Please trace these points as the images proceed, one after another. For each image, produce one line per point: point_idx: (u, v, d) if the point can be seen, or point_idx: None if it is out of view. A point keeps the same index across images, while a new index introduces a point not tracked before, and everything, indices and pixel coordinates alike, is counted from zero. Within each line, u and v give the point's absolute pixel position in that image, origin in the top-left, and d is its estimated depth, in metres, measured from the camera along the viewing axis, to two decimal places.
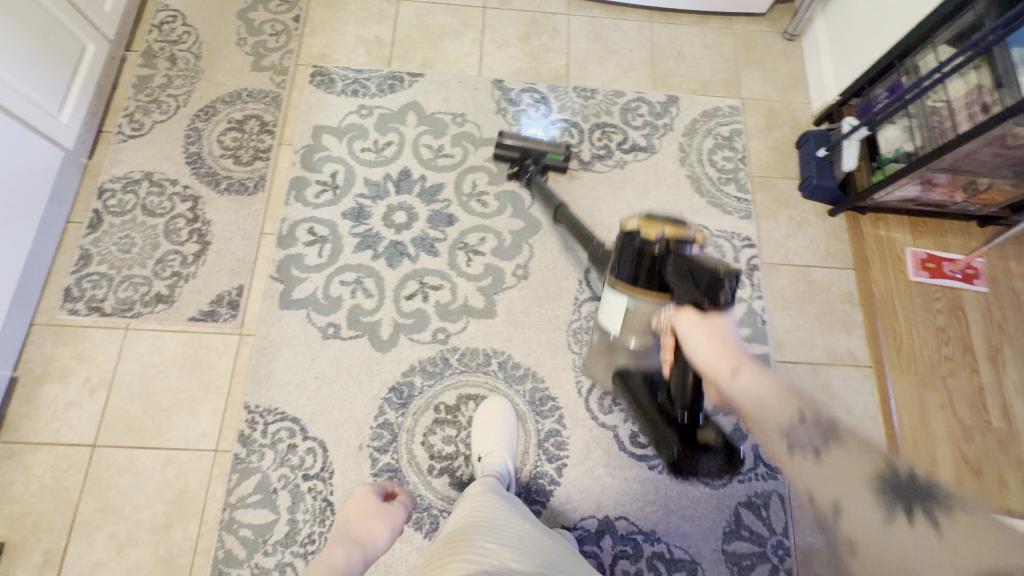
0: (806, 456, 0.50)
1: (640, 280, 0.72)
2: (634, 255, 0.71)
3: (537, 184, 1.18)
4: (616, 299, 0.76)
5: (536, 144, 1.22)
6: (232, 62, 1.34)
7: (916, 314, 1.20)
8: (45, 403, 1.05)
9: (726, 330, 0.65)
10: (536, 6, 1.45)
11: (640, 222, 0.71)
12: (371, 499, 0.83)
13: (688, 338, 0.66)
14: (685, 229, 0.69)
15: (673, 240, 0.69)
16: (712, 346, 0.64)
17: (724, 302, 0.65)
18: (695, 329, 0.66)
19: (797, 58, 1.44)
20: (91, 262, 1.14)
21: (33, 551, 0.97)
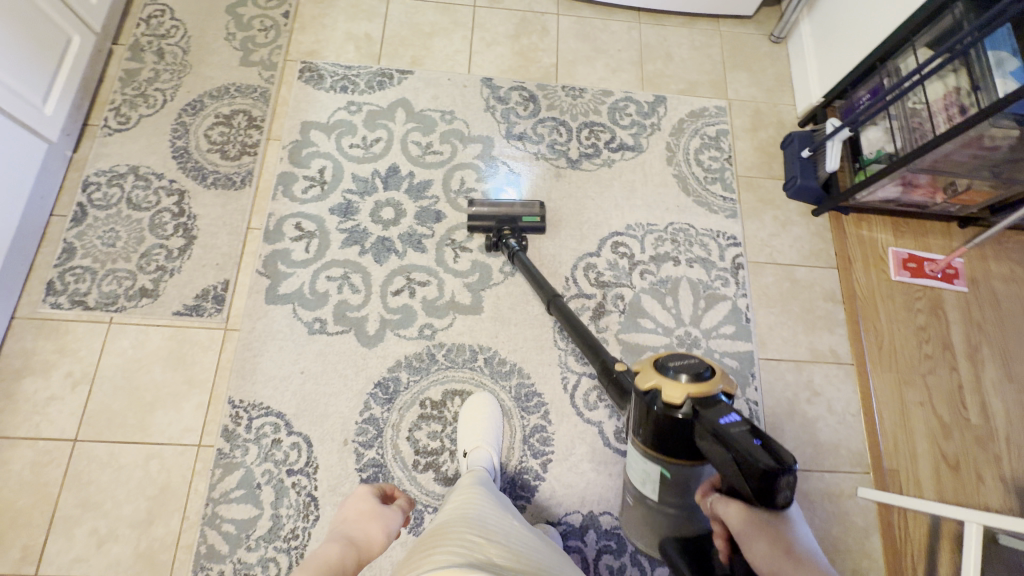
0: None
1: (673, 447, 0.68)
2: (657, 417, 0.67)
3: (520, 260, 1.11)
4: (652, 462, 0.73)
5: (508, 209, 1.14)
6: (221, 57, 1.33)
7: (897, 313, 1.22)
8: (26, 397, 1.04)
9: (794, 538, 0.59)
10: (526, 6, 1.46)
11: (659, 380, 0.67)
12: (371, 501, 0.80)
13: (751, 547, 0.59)
14: (710, 385, 0.65)
15: (698, 403, 0.64)
16: (779, 561, 0.57)
17: (780, 498, 0.58)
18: (755, 532, 0.59)
19: (782, 60, 1.46)
20: (74, 255, 1.13)
21: (11, 546, 0.96)
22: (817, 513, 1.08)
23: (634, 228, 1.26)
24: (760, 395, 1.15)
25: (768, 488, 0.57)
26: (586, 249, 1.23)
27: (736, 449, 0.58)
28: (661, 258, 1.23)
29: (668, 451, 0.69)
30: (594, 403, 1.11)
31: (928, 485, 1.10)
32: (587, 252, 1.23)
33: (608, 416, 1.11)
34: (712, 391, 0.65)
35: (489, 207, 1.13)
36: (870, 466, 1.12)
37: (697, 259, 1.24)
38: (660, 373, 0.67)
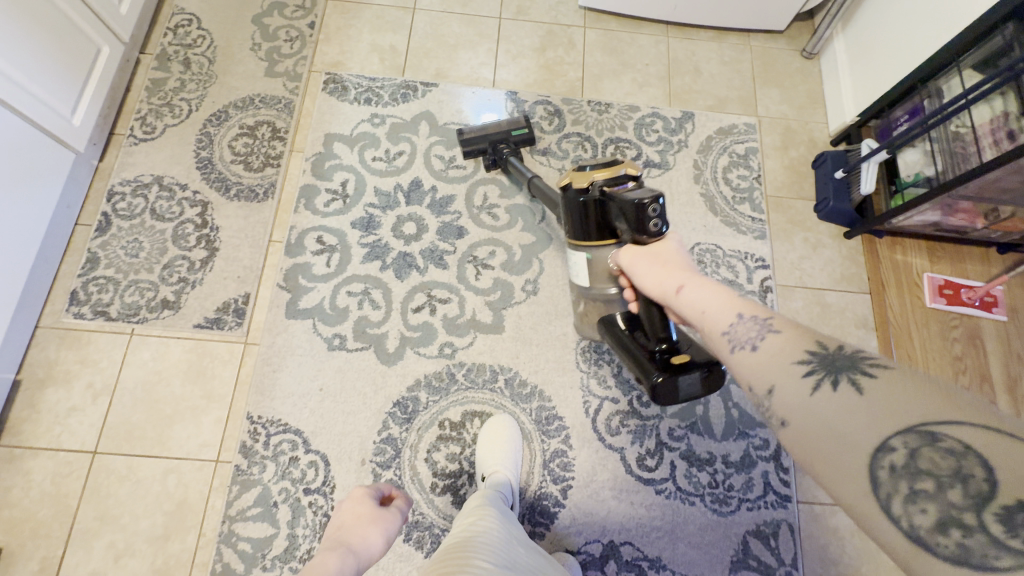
0: (744, 348, 0.53)
1: (588, 228, 0.81)
2: (576, 205, 0.80)
3: (514, 164, 1.15)
4: (579, 254, 0.86)
5: (497, 129, 1.19)
6: (246, 67, 1.33)
7: (932, 341, 1.18)
8: (48, 408, 1.04)
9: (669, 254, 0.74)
10: (552, 18, 1.44)
11: (574, 175, 0.79)
12: (368, 503, 0.78)
13: (638, 272, 0.75)
14: (614, 169, 0.78)
15: (605, 182, 0.77)
16: (659, 271, 0.72)
17: (655, 228, 0.72)
18: (641, 259, 0.75)
19: (815, 77, 1.42)
20: (98, 266, 1.13)
21: (31, 557, 0.96)
22: (846, 550, 1.04)
23: None
24: None
25: (643, 220, 0.71)
26: None
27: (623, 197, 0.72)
28: None
29: (587, 236, 0.82)
30: (617, 428, 1.09)
31: None
32: None
33: (630, 442, 1.08)
34: (616, 173, 0.78)
35: (478, 129, 1.18)
36: None
37: (724, 281, 1.21)
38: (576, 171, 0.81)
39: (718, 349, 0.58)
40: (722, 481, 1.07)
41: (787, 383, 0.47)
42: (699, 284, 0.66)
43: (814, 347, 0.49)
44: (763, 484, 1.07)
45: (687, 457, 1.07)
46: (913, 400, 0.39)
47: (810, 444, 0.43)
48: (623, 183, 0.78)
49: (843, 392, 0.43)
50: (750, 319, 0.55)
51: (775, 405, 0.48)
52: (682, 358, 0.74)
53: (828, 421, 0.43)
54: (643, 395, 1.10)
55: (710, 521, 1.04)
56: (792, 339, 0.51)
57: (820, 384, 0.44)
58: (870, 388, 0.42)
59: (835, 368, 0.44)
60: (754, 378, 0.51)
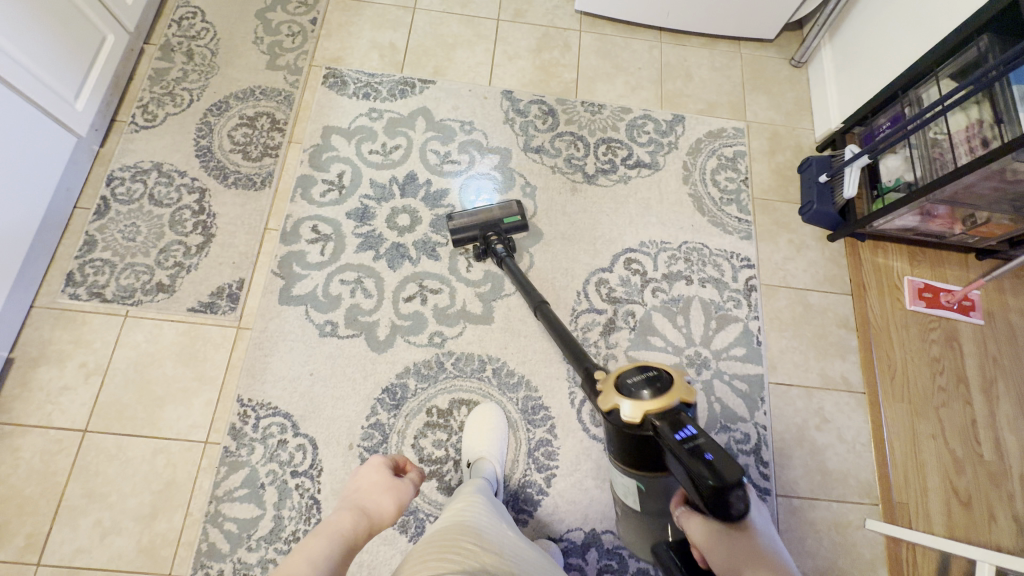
0: None
1: (640, 461, 0.73)
2: (622, 432, 0.71)
3: (509, 265, 1.10)
4: (628, 479, 0.79)
5: (487, 215, 1.13)
6: (248, 60, 1.36)
7: (911, 343, 1.21)
8: (40, 386, 1.06)
9: (757, 547, 0.62)
10: (549, 21, 1.47)
11: (620, 399, 0.70)
12: (384, 472, 0.76)
13: (712, 556, 0.63)
14: (667, 400, 0.68)
15: (656, 416, 0.68)
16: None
17: (735, 510, 0.60)
18: (715, 544, 0.63)
19: (803, 85, 1.46)
20: (95, 248, 1.15)
21: (17, 534, 0.97)
22: (823, 543, 1.07)
23: (648, 246, 1.26)
24: (769, 421, 1.14)
25: (722, 503, 0.60)
26: (599, 264, 1.23)
27: (691, 468, 0.61)
28: (673, 277, 1.23)
29: (637, 467, 0.74)
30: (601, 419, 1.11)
31: (938, 520, 1.08)
32: (600, 267, 1.23)
33: None
34: (671, 404, 0.68)
35: (468, 215, 1.12)
36: (879, 497, 1.10)
37: (709, 279, 1.24)
38: (626, 399, 0.70)
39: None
40: None
41: None
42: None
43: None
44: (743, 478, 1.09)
45: None
46: None
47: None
48: (682, 421, 0.67)
49: None
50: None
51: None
52: None
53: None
54: None
55: None
56: None
57: None
58: None
59: None
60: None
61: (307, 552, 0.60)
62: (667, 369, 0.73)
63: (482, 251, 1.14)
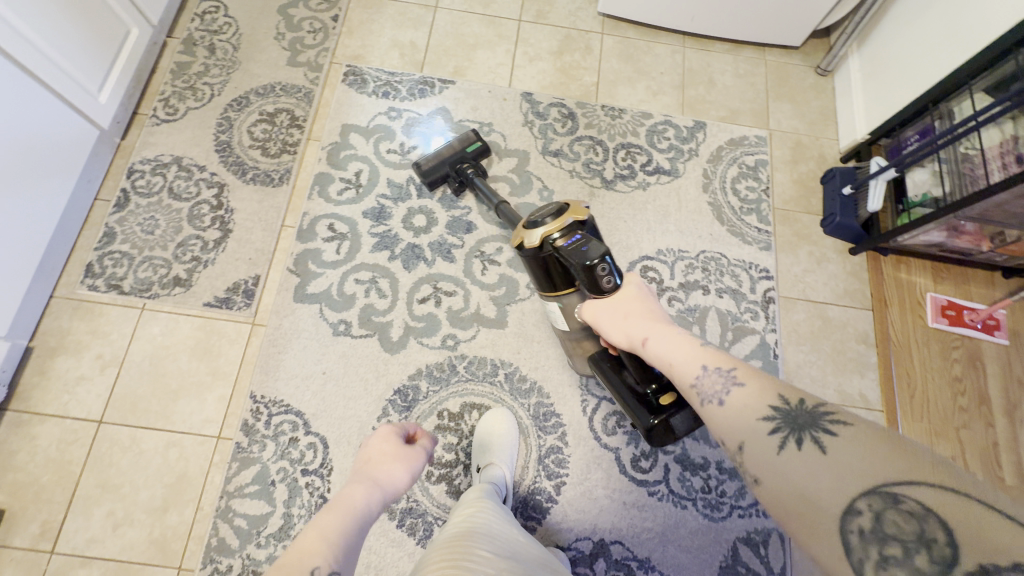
0: (713, 402, 0.56)
1: (553, 281, 0.82)
2: (531, 262, 0.81)
3: (477, 183, 1.13)
4: (551, 302, 0.88)
5: (451, 151, 1.18)
6: (269, 56, 1.36)
7: (932, 361, 1.18)
8: (57, 375, 1.07)
9: (634, 306, 0.74)
10: (571, 23, 1.46)
11: (525, 232, 0.79)
12: (394, 439, 0.75)
13: (602, 323, 0.76)
14: (562, 219, 0.78)
15: (555, 235, 0.77)
16: (624, 324, 0.73)
17: (608, 283, 0.73)
18: (605, 314, 0.76)
19: (828, 94, 1.44)
20: (114, 240, 1.16)
21: (31, 520, 0.98)
22: None
23: (665, 254, 1.24)
24: None
25: (594, 278, 0.72)
26: None
27: (573, 260, 0.72)
28: (690, 286, 1.22)
29: (554, 291, 0.85)
30: (613, 428, 1.10)
31: None
32: None
33: (625, 443, 1.09)
34: (565, 224, 0.77)
35: (434, 156, 1.16)
36: None
37: (727, 290, 1.22)
38: (530, 229, 0.79)
39: (688, 399, 0.61)
40: (715, 486, 1.07)
41: (755, 441, 0.50)
42: (660, 330, 0.69)
43: (776, 401, 0.51)
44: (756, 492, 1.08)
45: (680, 461, 1.08)
46: (872, 456, 0.42)
47: (782, 502, 0.45)
48: (574, 231, 0.77)
49: (806, 450, 0.45)
50: (715, 371, 0.58)
51: (746, 461, 0.50)
52: (670, 398, 0.78)
53: (800, 485, 0.44)
54: None
55: (702, 526, 1.05)
56: (755, 392, 0.53)
57: (785, 442, 0.47)
58: (832, 445, 0.45)
59: (799, 427, 0.47)
60: (725, 434, 0.54)
61: (321, 525, 0.59)
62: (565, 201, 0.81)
63: (459, 183, 1.18)
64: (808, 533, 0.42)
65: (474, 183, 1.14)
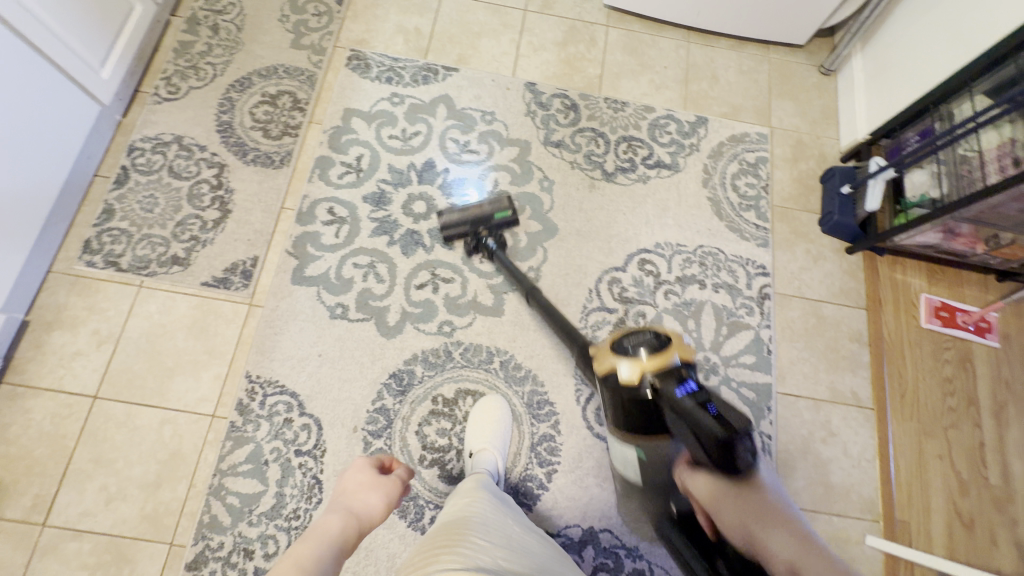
0: None
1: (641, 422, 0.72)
2: (621, 398, 0.72)
3: (500, 257, 1.13)
4: (630, 440, 0.77)
5: (478, 210, 1.16)
6: (273, 37, 1.35)
7: (924, 361, 1.19)
8: (53, 349, 1.07)
9: (762, 505, 0.71)
10: (576, 14, 1.46)
11: (621, 364, 0.70)
12: (369, 471, 0.79)
13: (720, 511, 0.71)
14: (666, 357, 0.69)
15: (656, 376, 0.68)
16: (753, 524, 0.69)
17: (738, 458, 0.63)
18: (724, 501, 0.71)
19: (831, 93, 1.44)
20: (113, 217, 1.16)
21: (24, 494, 0.98)
22: None
23: (663, 247, 1.25)
24: (775, 431, 1.13)
25: (726, 452, 0.62)
26: (612, 263, 1.23)
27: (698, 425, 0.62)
28: (687, 280, 1.22)
29: (638, 435, 0.75)
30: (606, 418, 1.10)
31: (939, 541, 1.07)
32: (614, 266, 1.22)
33: None
34: (667, 363, 0.69)
35: (459, 211, 1.15)
36: (881, 514, 1.09)
37: (723, 285, 1.23)
38: (626, 361, 0.70)
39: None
40: None
41: None
42: (801, 549, 0.67)
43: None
44: None
45: None
46: None
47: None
48: (681, 375, 0.68)
49: None
50: None
51: None
52: None
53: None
54: None
55: None
56: None
57: None
58: None
59: None
60: None
61: (298, 553, 0.61)
62: (666, 333, 0.73)
63: (473, 245, 1.16)
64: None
65: (494, 255, 1.14)
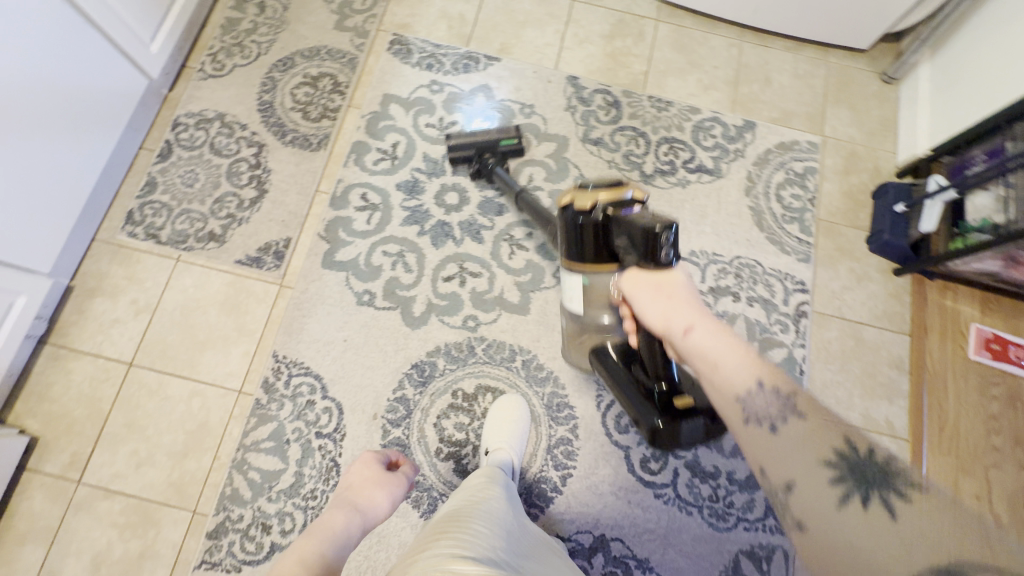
0: (763, 429, 0.53)
1: (585, 251, 0.76)
2: (574, 227, 0.75)
3: (502, 177, 1.15)
4: (573, 279, 0.81)
5: (485, 137, 1.17)
6: (317, 18, 1.35)
7: (968, 394, 1.12)
8: (94, 315, 1.11)
9: (678, 285, 0.70)
10: (625, 6, 1.40)
11: (577, 194, 0.74)
12: (375, 467, 0.82)
13: (638, 302, 0.71)
14: (619, 191, 0.73)
15: (608, 206, 0.72)
16: (661, 303, 0.69)
17: (667, 262, 0.68)
18: (642, 287, 0.71)
19: (892, 104, 1.35)
20: (155, 190, 1.19)
21: (62, 451, 1.03)
22: None
23: (698, 256, 1.21)
24: None
25: (654, 250, 0.66)
26: None
27: (629, 225, 0.68)
28: (720, 292, 1.18)
29: (585, 264, 0.77)
30: (625, 427, 1.09)
31: None
32: None
33: (636, 443, 1.08)
34: (624, 195, 0.73)
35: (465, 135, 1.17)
36: None
37: (758, 299, 1.18)
38: (579, 190, 0.75)
39: (729, 414, 0.58)
40: (723, 497, 1.06)
41: (807, 483, 0.47)
42: (711, 326, 0.65)
43: (838, 444, 0.48)
44: (765, 506, 1.06)
45: (691, 467, 1.08)
46: (939, 533, 0.40)
47: (823, 561, 0.44)
48: (629, 207, 0.72)
49: (876, 516, 0.42)
50: (771, 394, 0.54)
51: (793, 508, 0.47)
52: (683, 402, 0.84)
53: (852, 542, 0.42)
54: None
55: (705, 534, 1.04)
56: (819, 431, 0.50)
57: (851, 501, 0.44)
58: (906, 513, 0.42)
59: (870, 486, 0.44)
60: (773, 468, 0.51)
61: (301, 549, 0.62)
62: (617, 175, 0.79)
63: (477, 170, 1.18)
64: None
65: (494, 175, 1.16)
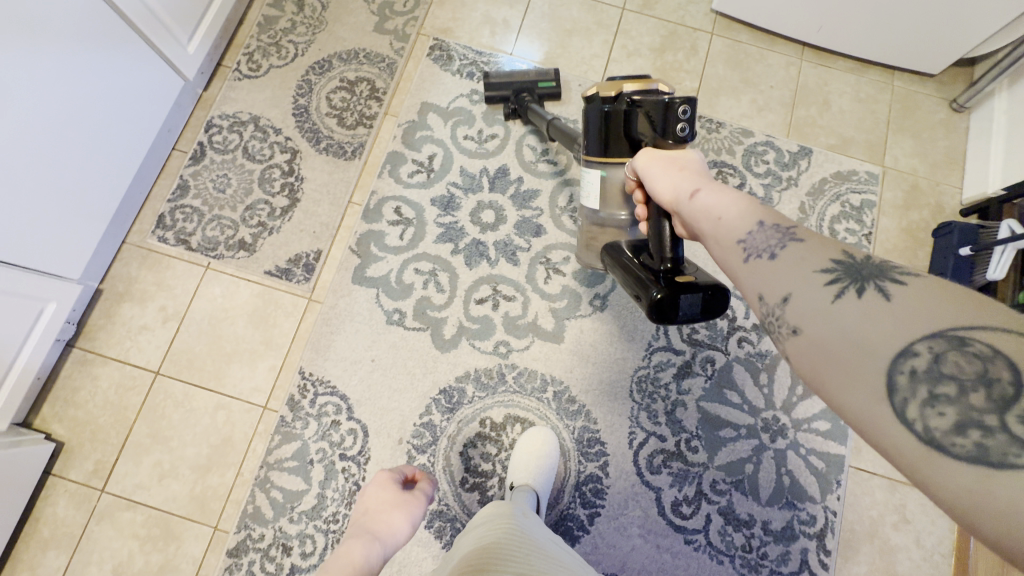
0: (759, 254, 0.49)
1: (606, 140, 0.78)
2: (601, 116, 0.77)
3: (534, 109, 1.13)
4: (592, 173, 0.84)
5: (523, 78, 1.17)
6: (357, 18, 1.29)
7: None
8: (123, 321, 1.09)
9: (690, 161, 0.70)
10: (679, 18, 1.32)
11: (606, 84, 0.77)
12: (392, 489, 0.81)
13: (650, 177, 0.71)
14: (646, 82, 0.75)
15: (634, 93, 0.74)
16: (672, 174, 0.68)
17: (681, 133, 0.69)
18: (654, 163, 0.71)
19: (959, 134, 1.27)
20: (187, 194, 1.16)
21: (86, 458, 1.03)
22: None
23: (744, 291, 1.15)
24: (840, 508, 1.04)
25: (670, 121, 0.69)
26: None
27: (648, 105, 0.70)
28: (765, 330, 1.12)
29: (605, 154, 0.79)
30: (658, 467, 1.05)
31: None
32: None
33: (669, 484, 1.04)
34: (650, 87, 0.75)
35: (504, 74, 1.17)
36: None
37: None
38: (605, 83, 0.78)
39: (726, 253, 0.54)
40: (757, 547, 1.02)
41: (803, 290, 0.43)
42: (716, 185, 0.62)
43: (837, 251, 0.44)
44: (799, 560, 1.02)
45: (724, 514, 1.03)
46: (937, 302, 0.37)
47: (821, 361, 0.40)
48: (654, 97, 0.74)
49: (869, 300, 0.39)
50: (769, 221, 0.51)
51: (786, 313, 0.44)
52: (685, 278, 0.71)
53: (852, 334, 0.39)
54: (692, 440, 1.06)
55: None
56: (817, 247, 0.46)
57: (844, 292, 0.40)
58: (899, 294, 0.39)
59: (863, 276, 0.40)
60: (767, 287, 0.46)
61: None
62: (644, 73, 0.81)
63: (513, 110, 1.18)
64: (845, 379, 0.38)
65: (527, 110, 1.13)
